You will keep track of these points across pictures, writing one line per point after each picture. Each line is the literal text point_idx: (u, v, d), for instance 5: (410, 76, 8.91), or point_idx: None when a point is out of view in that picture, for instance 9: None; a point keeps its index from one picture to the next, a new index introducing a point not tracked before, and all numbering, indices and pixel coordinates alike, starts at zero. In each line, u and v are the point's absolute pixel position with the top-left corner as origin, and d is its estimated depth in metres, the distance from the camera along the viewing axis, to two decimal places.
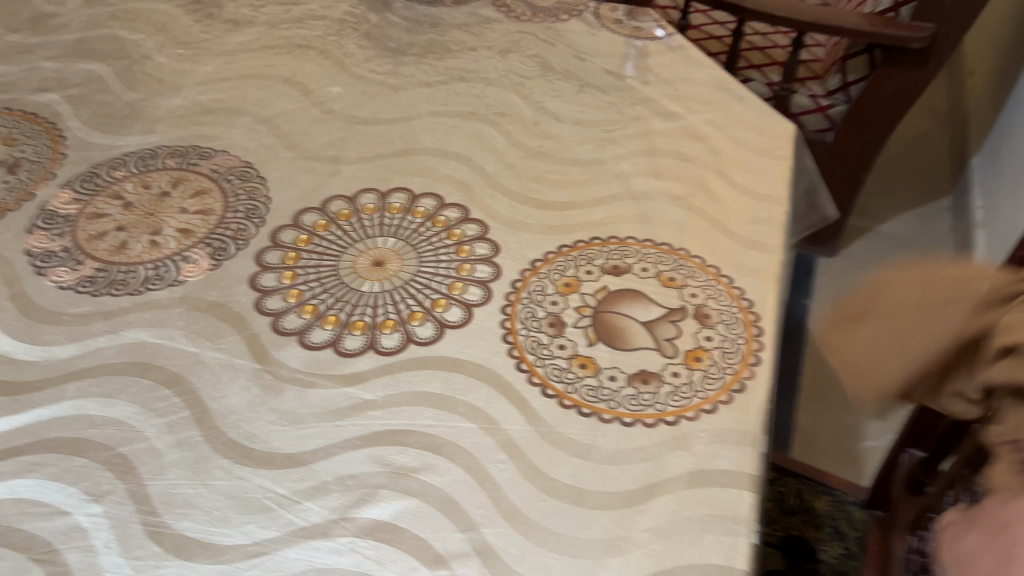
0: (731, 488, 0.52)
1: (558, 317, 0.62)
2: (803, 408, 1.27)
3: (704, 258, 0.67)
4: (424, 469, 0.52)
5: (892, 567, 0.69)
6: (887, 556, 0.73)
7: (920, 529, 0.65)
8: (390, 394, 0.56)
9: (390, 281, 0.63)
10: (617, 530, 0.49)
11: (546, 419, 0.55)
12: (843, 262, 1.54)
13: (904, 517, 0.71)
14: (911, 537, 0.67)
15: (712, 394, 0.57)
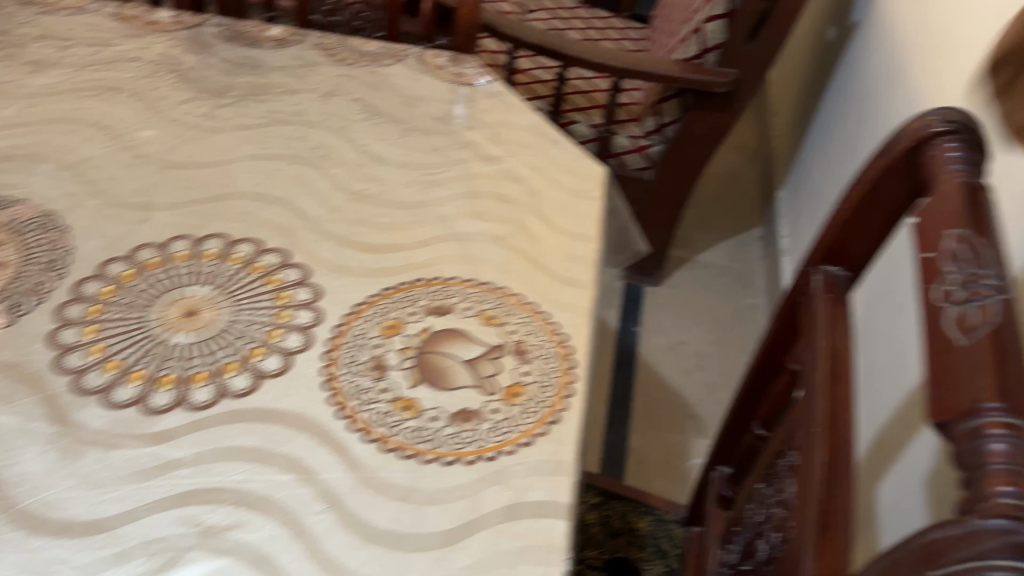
0: (545, 519, 0.54)
1: (381, 360, 0.61)
2: (635, 431, 1.38)
3: (524, 295, 0.69)
4: (236, 526, 0.51)
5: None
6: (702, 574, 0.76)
7: (727, 544, 0.70)
8: (202, 450, 0.54)
9: (204, 333, 0.61)
10: (434, 570, 0.50)
11: (367, 465, 0.55)
12: (667, 293, 1.64)
13: (714, 530, 0.76)
14: (720, 550, 0.72)
15: (528, 427, 0.59)
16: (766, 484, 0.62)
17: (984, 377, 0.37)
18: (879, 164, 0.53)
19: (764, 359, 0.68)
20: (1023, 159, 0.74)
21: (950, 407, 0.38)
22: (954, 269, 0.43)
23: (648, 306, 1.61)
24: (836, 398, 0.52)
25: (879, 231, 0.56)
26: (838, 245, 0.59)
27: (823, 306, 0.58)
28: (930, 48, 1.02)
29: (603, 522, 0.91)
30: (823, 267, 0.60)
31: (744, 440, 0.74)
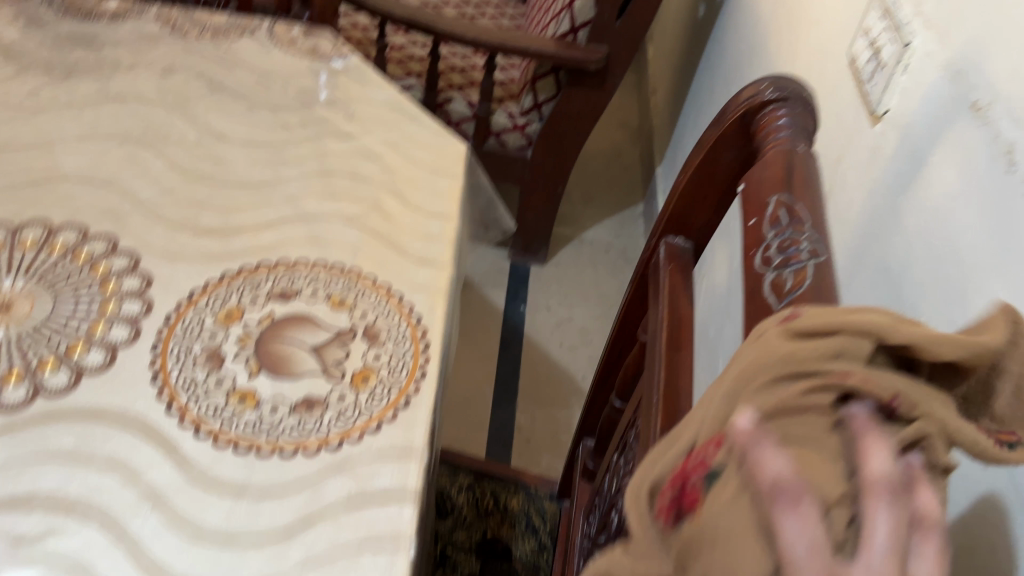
0: (390, 505, 0.51)
1: (216, 351, 0.58)
2: (521, 409, 1.39)
3: (376, 276, 0.67)
4: (49, 533, 0.47)
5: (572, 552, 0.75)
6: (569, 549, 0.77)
7: (590, 516, 0.70)
8: (11, 454, 0.50)
9: (19, 328, 0.57)
10: (269, 567, 0.47)
11: (197, 461, 0.52)
12: (553, 271, 1.64)
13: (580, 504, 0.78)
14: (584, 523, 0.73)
15: (377, 412, 0.57)
16: (620, 455, 0.62)
17: None
18: (712, 131, 0.52)
19: (620, 332, 0.68)
20: (864, 129, 0.77)
21: None
22: (772, 236, 0.43)
23: (533, 284, 1.61)
24: (676, 366, 0.52)
25: (716, 200, 0.56)
26: (680, 216, 0.58)
27: (664, 279, 0.57)
28: (786, 22, 1.04)
29: (473, 502, 0.89)
30: (665, 237, 0.59)
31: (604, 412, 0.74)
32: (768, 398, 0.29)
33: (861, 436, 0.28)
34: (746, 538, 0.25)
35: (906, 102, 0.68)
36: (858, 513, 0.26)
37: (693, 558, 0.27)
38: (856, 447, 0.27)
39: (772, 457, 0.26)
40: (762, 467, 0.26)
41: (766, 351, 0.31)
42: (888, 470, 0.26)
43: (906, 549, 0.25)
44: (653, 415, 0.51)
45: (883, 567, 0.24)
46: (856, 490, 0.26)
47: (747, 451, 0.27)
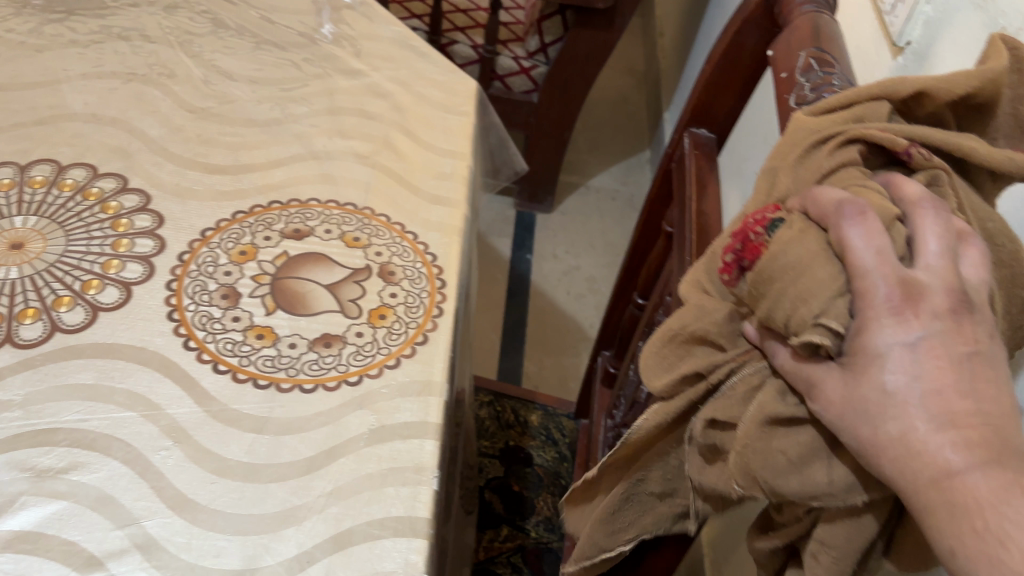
0: (412, 439, 0.51)
1: (232, 288, 0.58)
2: (528, 356, 1.39)
3: (390, 215, 0.65)
4: (73, 468, 0.47)
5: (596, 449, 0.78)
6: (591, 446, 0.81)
7: (616, 411, 0.73)
8: (30, 391, 0.50)
9: (32, 266, 0.56)
10: (294, 499, 0.47)
11: (217, 398, 0.51)
12: (558, 219, 1.63)
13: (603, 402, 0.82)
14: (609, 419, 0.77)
15: (395, 349, 0.56)
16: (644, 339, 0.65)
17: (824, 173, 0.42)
18: (738, 15, 0.54)
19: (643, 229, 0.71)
20: (881, 63, 0.75)
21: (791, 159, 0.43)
22: (805, 80, 0.46)
23: (539, 232, 1.60)
24: (707, 233, 0.55)
25: (740, 85, 0.57)
26: (703, 106, 0.60)
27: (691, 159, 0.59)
28: None
29: (496, 416, 1.00)
30: (690, 129, 0.61)
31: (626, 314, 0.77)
32: (812, 171, 0.41)
33: (894, 180, 0.38)
34: (821, 258, 0.35)
35: (928, 33, 0.65)
36: (908, 228, 0.36)
37: (766, 286, 0.37)
38: (891, 187, 0.38)
39: (832, 196, 0.37)
40: (828, 202, 0.36)
41: (800, 135, 0.42)
42: (923, 191, 0.36)
43: (953, 244, 0.35)
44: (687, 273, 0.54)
45: (936, 260, 0.34)
46: (903, 211, 0.36)
47: (808, 200, 0.38)
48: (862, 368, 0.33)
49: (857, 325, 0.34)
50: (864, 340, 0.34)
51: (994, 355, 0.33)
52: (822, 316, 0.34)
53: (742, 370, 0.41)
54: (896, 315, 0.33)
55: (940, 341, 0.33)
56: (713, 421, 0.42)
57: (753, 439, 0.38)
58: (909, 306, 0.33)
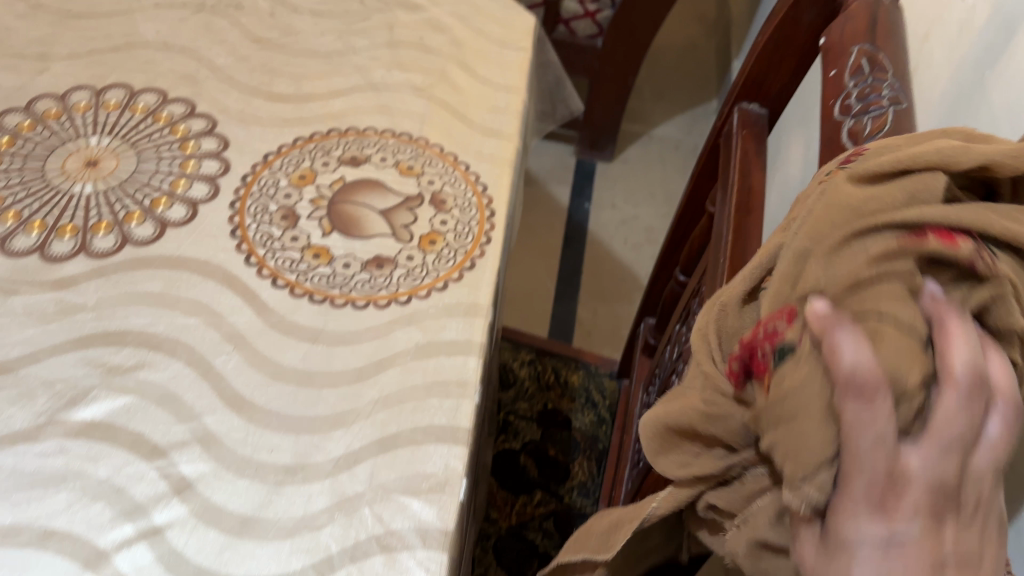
0: (456, 356, 0.53)
1: (291, 210, 0.60)
2: (582, 304, 1.40)
3: (443, 146, 0.66)
4: (140, 366, 0.50)
5: (631, 422, 0.77)
6: (629, 415, 0.80)
7: (650, 388, 0.69)
8: (103, 296, 0.53)
9: (105, 183, 0.59)
10: (344, 404, 0.50)
11: (276, 308, 0.54)
12: (618, 167, 1.63)
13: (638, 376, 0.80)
14: (643, 394, 0.74)
15: (443, 273, 0.58)
16: (684, 324, 0.62)
17: None
18: None
19: (686, 207, 0.68)
20: None
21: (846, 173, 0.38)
22: (852, 84, 0.43)
23: (598, 180, 1.60)
24: (745, 230, 0.54)
25: (795, 62, 0.54)
26: (754, 79, 0.57)
27: (735, 153, 0.57)
28: None
29: (535, 376, 0.93)
30: (740, 104, 0.59)
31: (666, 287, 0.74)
32: (847, 259, 0.31)
33: (940, 313, 0.29)
34: (816, 418, 0.29)
35: None
36: (930, 397, 0.29)
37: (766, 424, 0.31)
38: (936, 324, 0.29)
39: (846, 340, 0.28)
40: (837, 353, 0.28)
41: (840, 196, 0.33)
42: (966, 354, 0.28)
43: (966, 431, 0.28)
44: (718, 274, 0.53)
45: (941, 454, 0.28)
46: (936, 368, 0.29)
47: (826, 331, 0.29)
48: (832, 550, 0.29)
49: (834, 502, 0.29)
50: (837, 524, 0.29)
51: (979, 558, 0.29)
52: (807, 482, 0.29)
53: (754, 468, 0.36)
54: (873, 511, 0.28)
55: (919, 550, 0.28)
56: (714, 506, 0.38)
57: (740, 548, 0.35)
58: (890, 501, 0.28)
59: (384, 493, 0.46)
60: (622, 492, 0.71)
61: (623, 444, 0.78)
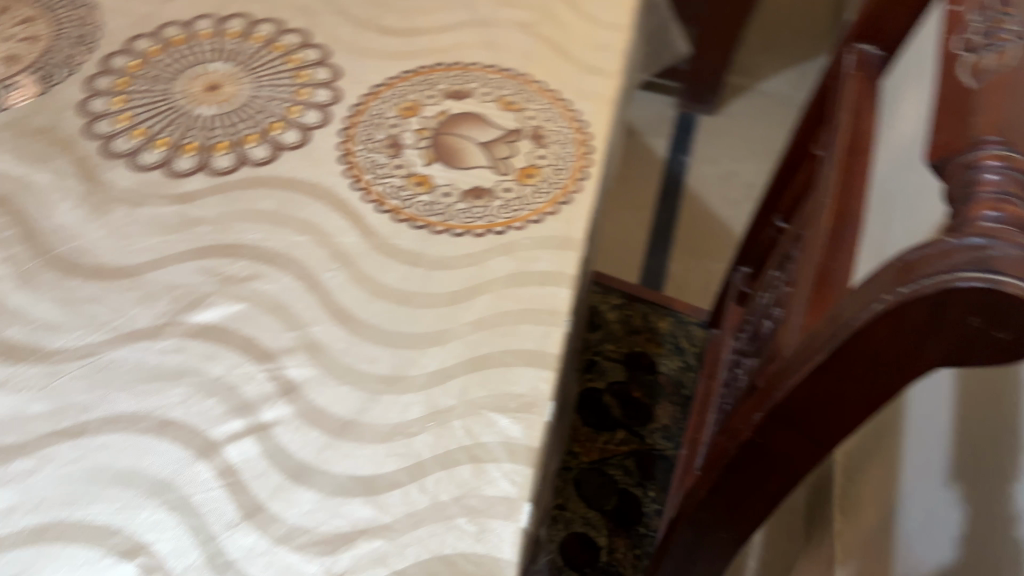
0: (549, 286, 0.54)
1: (396, 139, 0.62)
2: (675, 258, 1.39)
3: (546, 82, 0.67)
4: (254, 277, 0.53)
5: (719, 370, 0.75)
6: (717, 364, 0.79)
7: (739, 335, 0.69)
8: (222, 211, 0.56)
9: (224, 107, 0.63)
10: (441, 324, 0.52)
11: (380, 231, 0.57)
12: (720, 122, 1.59)
13: (728, 325, 0.78)
14: (733, 340, 0.72)
15: (540, 206, 0.58)
16: (781, 271, 0.61)
17: (985, 114, 0.33)
18: None
19: (791, 153, 0.66)
20: None
21: (952, 145, 0.34)
22: (979, 19, 0.40)
23: (699, 135, 1.57)
24: (853, 169, 0.51)
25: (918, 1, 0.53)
26: (873, 21, 0.56)
27: (849, 95, 0.55)
28: None
29: (625, 321, 1.00)
30: (857, 45, 0.57)
31: (765, 236, 0.72)
32: None
33: None
34: None
35: None
36: None
37: None
38: None
39: None
40: None
41: None
42: None
43: None
44: (821, 213, 0.50)
45: None
46: None
47: None
48: None
49: None
50: None
51: None
52: None
53: None
54: None
55: None
56: None
57: None
58: None
59: (475, 408, 0.49)
60: (705, 438, 0.71)
61: (710, 392, 0.77)
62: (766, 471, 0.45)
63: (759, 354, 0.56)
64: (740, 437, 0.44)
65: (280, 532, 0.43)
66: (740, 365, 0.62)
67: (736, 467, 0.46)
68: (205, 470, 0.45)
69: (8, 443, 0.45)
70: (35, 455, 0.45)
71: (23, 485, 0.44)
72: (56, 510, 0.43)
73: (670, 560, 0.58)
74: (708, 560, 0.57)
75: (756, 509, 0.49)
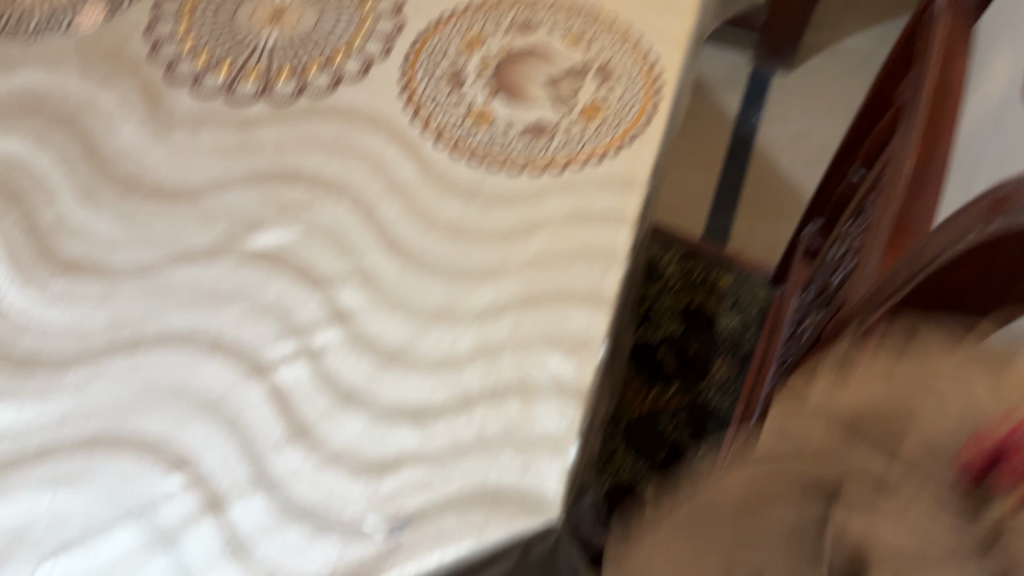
0: (608, 225, 0.52)
1: (459, 72, 0.61)
2: (741, 220, 1.35)
3: (616, 16, 0.64)
4: (311, 204, 0.53)
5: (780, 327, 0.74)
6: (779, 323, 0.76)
7: (806, 290, 0.66)
8: (283, 137, 0.56)
9: (287, 34, 0.62)
10: (496, 258, 0.51)
11: (438, 163, 0.55)
12: (796, 80, 1.53)
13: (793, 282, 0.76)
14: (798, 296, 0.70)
15: (602, 146, 0.56)
16: (856, 223, 0.59)
17: None
18: None
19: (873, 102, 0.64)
20: None
21: None
22: None
23: (774, 92, 1.52)
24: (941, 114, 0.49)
25: None
26: None
27: (941, 37, 0.53)
28: None
29: None
30: None
31: (837, 188, 0.70)
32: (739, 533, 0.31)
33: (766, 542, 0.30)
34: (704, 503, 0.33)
35: None
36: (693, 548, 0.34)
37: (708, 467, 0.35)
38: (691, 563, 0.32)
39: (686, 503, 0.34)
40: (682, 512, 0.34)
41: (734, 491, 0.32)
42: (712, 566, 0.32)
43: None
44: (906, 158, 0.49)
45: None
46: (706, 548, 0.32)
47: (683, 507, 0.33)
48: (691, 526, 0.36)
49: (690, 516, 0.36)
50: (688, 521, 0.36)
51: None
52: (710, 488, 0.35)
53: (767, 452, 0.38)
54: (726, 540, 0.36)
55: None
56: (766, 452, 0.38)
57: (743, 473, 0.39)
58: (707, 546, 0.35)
59: (527, 344, 0.48)
60: (763, 393, 0.69)
61: (770, 350, 0.75)
62: None
63: (826, 307, 0.55)
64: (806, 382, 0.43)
65: (327, 454, 0.43)
66: (804, 320, 0.60)
67: None
68: (256, 390, 0.45)
69: (64, 354, 0.46)
70: (90, 367, 0.45)
71: (77, 395, 0.44)
72: (108, 423, 0.43)
73: None
74: None
75: None
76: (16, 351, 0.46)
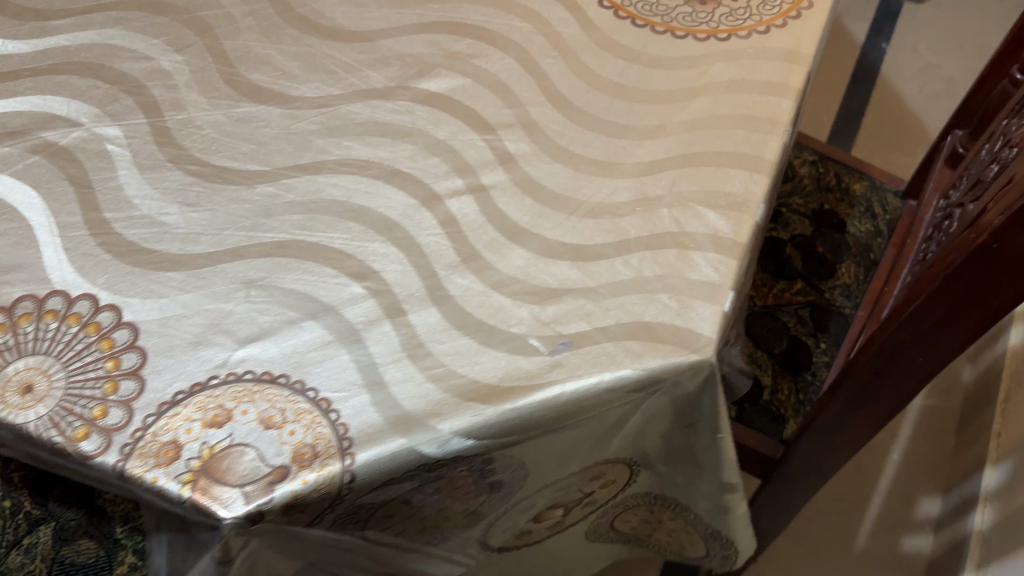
0: (770, 96, 0.53)
1: None
2: (858, 147, 1.30)
3: None
4: (477, 55, 0.55)
5: (914, 230, 0.71)
6: (912, 227, 0.72)
7: (949, 192, 0.65)
8: None
9: None
10: (657, 120, 0.52)
11: (600, 27, 0.57)
12: (926, 13, 1.50)
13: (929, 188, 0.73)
14: (941, 198, 0.67)
15: (767, 19, 0.57)
16: (1015, 118, 0.56)
17: None
18: None
19: None
20: None
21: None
22: None
23: (903, 24, 1.48)
24: None
25: None
26: None
27: None
28: None
29: (814, 176, 0.80)
30: None
31: (996, 89, 0.67)
32: None
33: None
34: None
35: None
36: None
37: None
38: None
39: None
40: None
41: None
42: None
43: None
44: None
45: None
46: None
47: None
48: None
49: None
50: None
51: None
52: None
53: None
54: None
55: None
56: None
57: None
58: None
59: (684, 200, 0.48)
60: (896, 290, 0.64)
61: (901, 252, 0.71)
62: (988, 282, 0.42)
63: (986, 189, 0.52)
64: (970, 246, 0.42)
65: (494, 280, 0.46)
66: (957, 213, 0.57)
67: (959, 276, 0.43)
68: (429, 216, 0.48)
69: (253, 169, 0.49)
70: (277, 183, 0.49)
71: (266, 207, 0.48)
72: (295, 233, 0.47)
73: (846, 388, 0.55)
74: (890, 391, 0.53)
75: (966, 329, 0.46)
76: (209, 166, 0.49)
